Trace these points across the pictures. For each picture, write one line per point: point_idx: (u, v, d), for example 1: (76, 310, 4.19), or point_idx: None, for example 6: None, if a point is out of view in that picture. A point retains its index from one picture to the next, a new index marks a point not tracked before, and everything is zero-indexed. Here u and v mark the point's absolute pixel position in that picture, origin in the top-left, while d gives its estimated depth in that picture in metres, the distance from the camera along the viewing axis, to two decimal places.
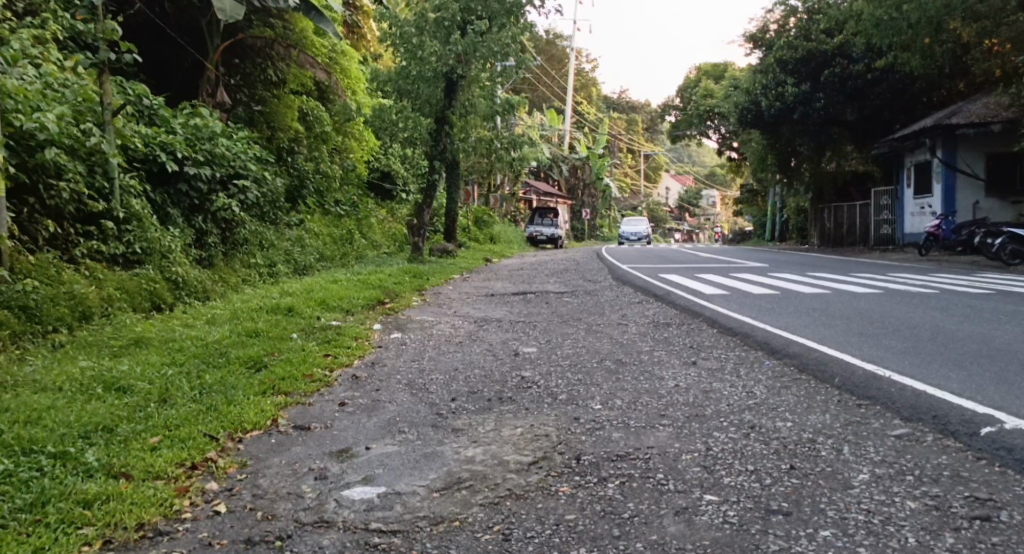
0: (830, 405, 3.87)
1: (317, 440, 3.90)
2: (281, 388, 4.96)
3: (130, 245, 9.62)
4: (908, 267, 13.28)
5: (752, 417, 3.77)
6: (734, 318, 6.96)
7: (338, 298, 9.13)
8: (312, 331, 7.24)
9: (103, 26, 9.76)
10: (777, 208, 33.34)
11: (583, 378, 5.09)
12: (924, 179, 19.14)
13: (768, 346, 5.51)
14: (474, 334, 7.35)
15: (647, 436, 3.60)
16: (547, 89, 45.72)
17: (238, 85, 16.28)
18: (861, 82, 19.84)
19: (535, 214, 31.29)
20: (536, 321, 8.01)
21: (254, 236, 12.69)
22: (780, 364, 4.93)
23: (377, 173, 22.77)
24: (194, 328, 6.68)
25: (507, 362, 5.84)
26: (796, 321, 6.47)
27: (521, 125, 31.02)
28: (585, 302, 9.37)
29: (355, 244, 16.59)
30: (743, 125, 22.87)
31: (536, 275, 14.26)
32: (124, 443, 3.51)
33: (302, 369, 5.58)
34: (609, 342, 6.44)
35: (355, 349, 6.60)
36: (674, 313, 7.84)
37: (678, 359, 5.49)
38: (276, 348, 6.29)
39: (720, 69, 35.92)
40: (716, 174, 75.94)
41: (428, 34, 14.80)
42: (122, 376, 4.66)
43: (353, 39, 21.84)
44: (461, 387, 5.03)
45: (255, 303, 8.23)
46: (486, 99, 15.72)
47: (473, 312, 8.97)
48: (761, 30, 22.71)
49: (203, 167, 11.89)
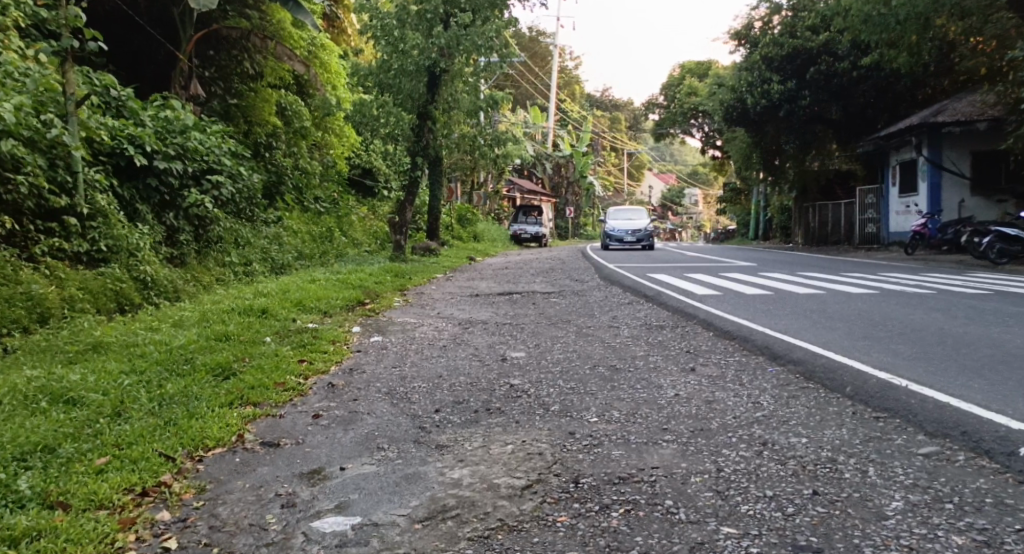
0: (845, 417, 3.56)
1: (287, 459, 3.53)
2: (250, 398, 4.58)
3: (95, 242, 9.17)
4: (899, 267, 13.11)
5: (763, 432, 3.45)
6: (729, 320, 6.68)
7: (316, 299, 8.73)
8: (287, 334, 6.86)
9: (67, 13, 9.39)
10: (761, 206, 33.26)
11: (575, 387, 4.77)
12: (909, 177, 19.04)
13: (769, 350, 5.23)
14: (458, 337, 7.01)
15: (650, 454, 3.27)
16: (531, 86, 45.43)
17: (213, 78, 15.89)
18: (847, 79, 19.66)
19: (519, 212, 30.96)
20: (522, 323, 7.68)
21: (229, 233, 12.24)
22: (784, 371, 4.63)
23: (358, 170, 22.35)
24: (160, 332, 6.29)
25: (494, 368, 5.51)
26: (795, 324, 6.21)
27: (505, 122, 30.69)
28: (572, 303, 9.04)
29: (334, 242, 16.14)
30: (728, 122, 22.68)
31: (521, 274, 13.93)
32: (64, 466, 3.12)
33: (274, 377, 5.19)
34: (602, 346, 6.12)
35: (332, 353, 6.23)
36: (665, 315, 7.53)
37: (675, 365, 5.18)
38: (247, 352, 5.91)
39: (704, 66, 35.85)
40: (698, 172, 76.09)
41: (410, 27, 14.43)
42: (72, 386, 4.27)
43: (332, 32, 21.44)
44: (445, 397, 4.68)
45: (228, 304, 7.84)
46: (470, 94, 15.34)
47: (457, 313, 8.62)
48: (746, 27, 22.54)
49: (174, 162, 11.42)
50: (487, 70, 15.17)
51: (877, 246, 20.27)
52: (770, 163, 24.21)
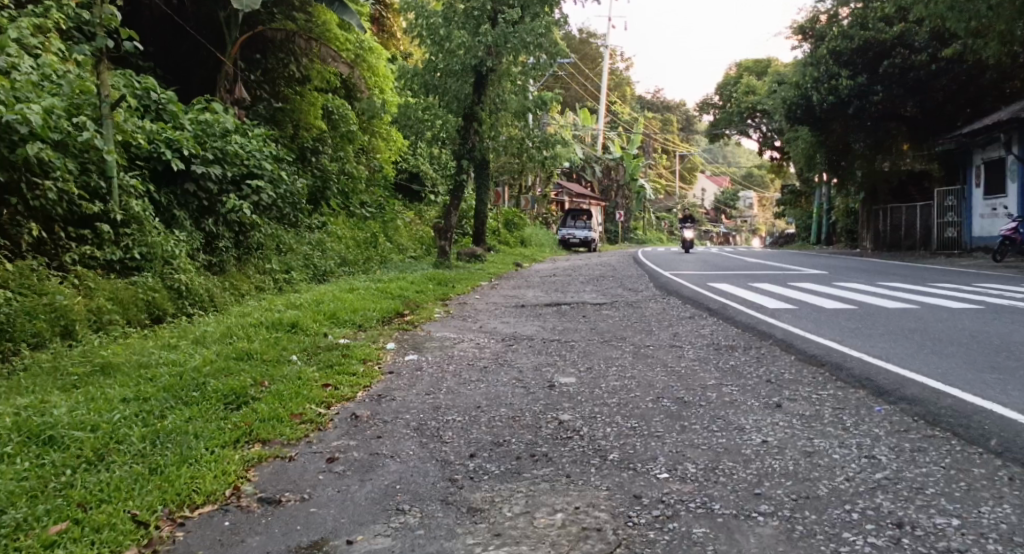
0: (1004, 488, 2.86)
1: (286, 523, 2.90)
2: (258, 434, 3.96)
3: (128, 250, 8.74)
4: (987, 276, 12.08)
5: (895, 508, 2.74)
6: (814, 341, 5.84)
7: (351, 311, 8.13)
8: (315, 352, 6.26)
9: (101, 12, 8.95)
10: (823, 209, 31.74)
11: (637, 426, 4.05)
12: (996, 177, 17.78)
13: (872, 386, 4.43)
14: (501, 357, 6.31)
15: (744, 537, 2.60)
16: (581, 88, 44.68)
17: (259, 81, 15.66)
18: (924, 73, 18.35)
19: (568, 215, 30.13)
20: (573, 340, 6.94)
21: (269, 240, 11.82)
22: (896, 411, 3.94)
23: (404, 174, 21.94)
24: (178, 348, 5.74)
25: (541, 399, 4.82)
26: (896, 349, 5.35)
27: (555, 124, 29.94)
28: (628, 317, 8.26)
29: (379, 248, 15.64)
30: (791, 121, 21.58)
31: (571, 282, 13.14)
32: (6, 542, 2.56)
33: (291, 406, 4.57)
34: (665, 372, 5.36)
35: (361, 376, 5.59)
36: (735, 333, 6.71)
37: (756, 400, 4.45)
38: (267, 375, 5.30)
39: (763, 64, 34.64)
40: (752, 174, 74.11)
41: (456, 26, 13.85)
42: (60, 420, 3.71)
43: (382, 37, 21.49)
44: (484, 435, 4.03)
45: (257, 316, 7.29)
46: (518, 95, 14.61)
47: (501, 327, 7.94)
48: (810, 21, 21.47)
49: (212, 166, 10.95)
50: (536, 68, 14.41)
51: (957, 252, 18.91)
52: (835, 163, 22.93)
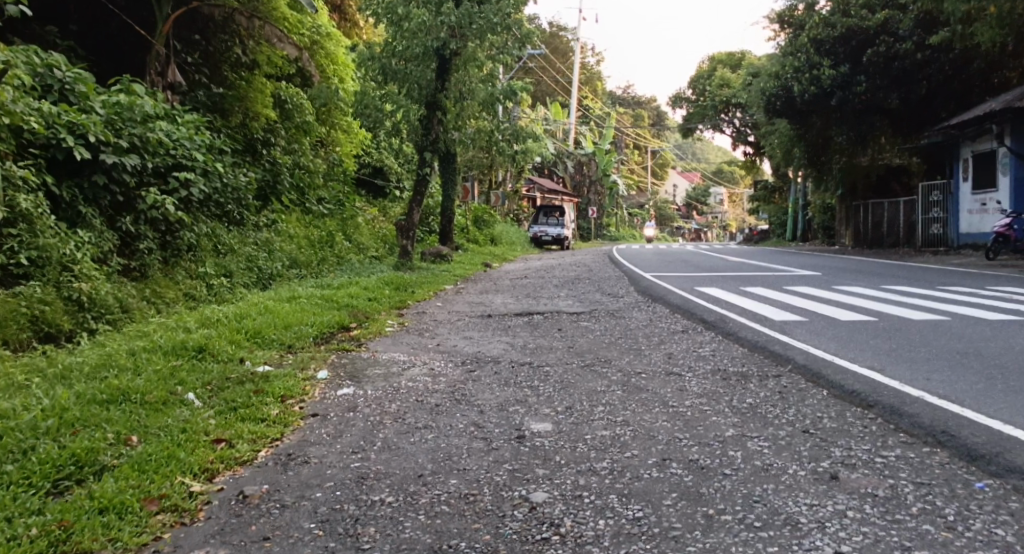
0: None
1: None
2: (77, 544, 2.67)
3: (14, 254, 7.27)
4: (1000, 277, 11.05)
5: None
6: (848, 371, 4.67)
7: (281, 327, 6.77)
8: (218, 388, 4.90)
9: None
10: (799, 204, 30.96)
11: (643, 517, 2.83)
12: (986, 171, 16.98)
13: (956, 445, 3.29)
14: (458, 389, 5.04)
15: None
16: (552, 81, 43.51)
17: (197, 63, 14.07)
18: (910, 62, 17.44)
19: (539, 212, 28.86)
20: (547, 364, 5.69)
21: (204, 240, 10.38)
22: (1015, 494, 2.81)
23: (367, 169, 20.54)
24: (28, 391, 4.35)
25: (505, 461, 3.54)
26: (959, 383, 4.22)
27: (525, 118, 28.71)
28: (610, 331, 7.01)
29: (336, 247, 14.18)
30: (769, 112, 20.60)
31: (542, 285, 11.87)
32: None
33: (153, 483, 3.22)
34: (669, 415, 4.14)
35: (270, 425, 4.25)
36: (743, 355, 5.52)
37: (803, 465, 3.23)
38: (138, 426, 3.95)
39: (737, 57, 33.78)
40: (723, 169, 73.96)
41: (416, 4, 12.40)
42: None
43: (343, 25, 20.11)
44: (422, 536, 2.77)
45: (155, 337, 5.89)
46: (486, 84, 13.24)
47: (462, 346, 6.65)
48: (789, 9, 20.51)
49: (128, 155, 9.44)
50: (505, 54, 13.11)
51: (945, 249, 18.09)
52: (815, 157, 22.01)
